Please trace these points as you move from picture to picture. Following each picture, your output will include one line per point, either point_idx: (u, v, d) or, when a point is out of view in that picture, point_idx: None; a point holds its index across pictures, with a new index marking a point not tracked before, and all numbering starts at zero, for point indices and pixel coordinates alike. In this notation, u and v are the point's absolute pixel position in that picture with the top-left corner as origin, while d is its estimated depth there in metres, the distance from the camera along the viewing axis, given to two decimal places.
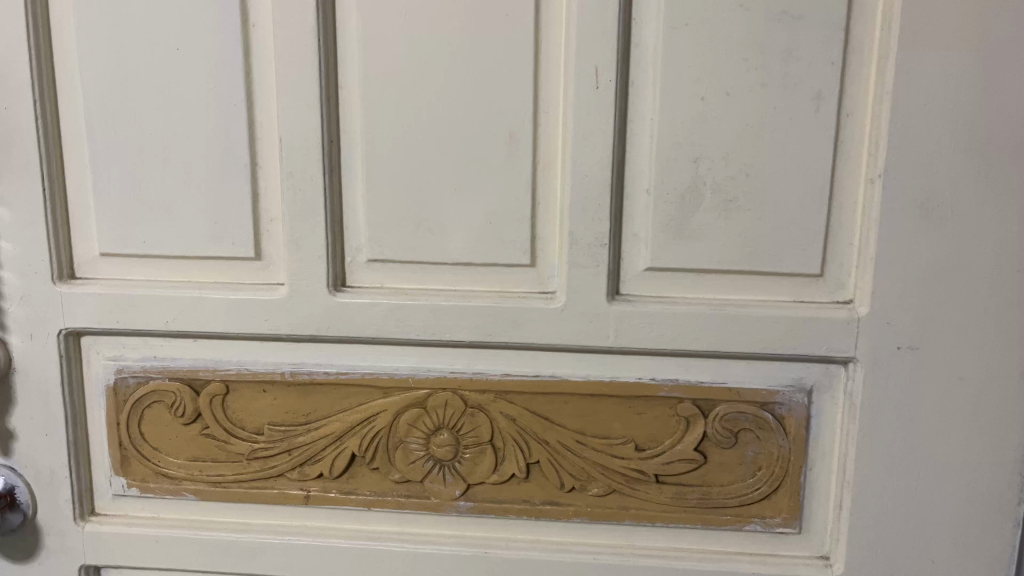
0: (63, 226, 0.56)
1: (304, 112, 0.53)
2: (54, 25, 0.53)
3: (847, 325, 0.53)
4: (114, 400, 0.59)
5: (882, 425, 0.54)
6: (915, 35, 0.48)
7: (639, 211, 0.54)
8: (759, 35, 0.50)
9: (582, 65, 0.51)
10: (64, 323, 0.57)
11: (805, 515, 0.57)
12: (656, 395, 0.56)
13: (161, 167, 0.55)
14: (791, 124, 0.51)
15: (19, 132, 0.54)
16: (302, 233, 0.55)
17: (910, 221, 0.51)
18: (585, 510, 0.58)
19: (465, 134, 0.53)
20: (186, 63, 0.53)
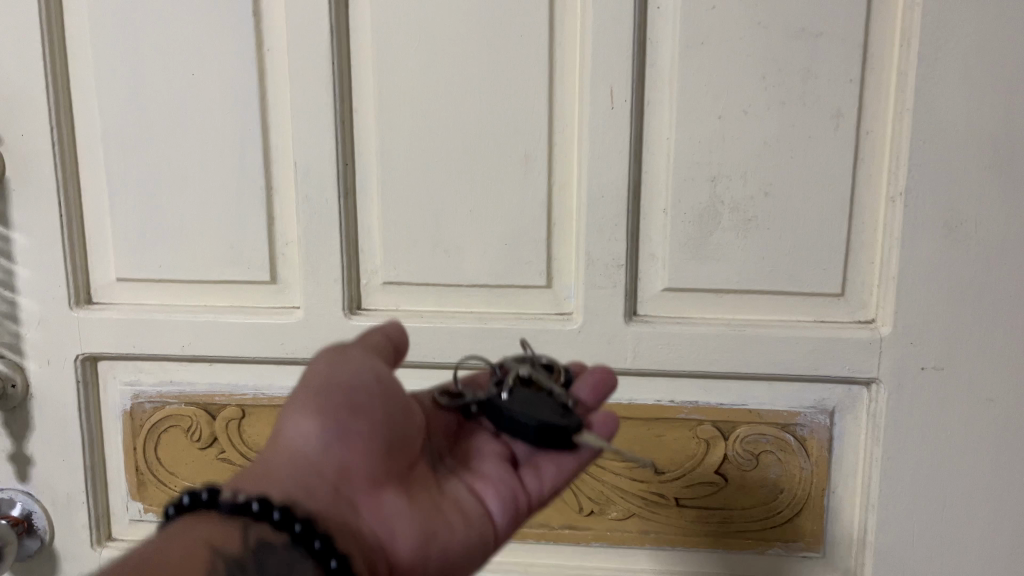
0: (80, 251, 0.57)
1: (318, 135, 0.52)
2: (70, 50, 0.53)
3: (870, 346, 0.52)
4: (130, 424, 0.60)
5: (908, 448, 0.53)
6: (937, 50, 0.47)
7: (656, 231, 0.53)
8: (776, 53, 0.49)
9: (599, 85, 0.50)
10: (81, 348, 0.57)
11: (829, 539, 0.56)
12: (675, 417, 0.55)
13: (178, 192, 0.55)
14: (810, 142, 0.50)
15: (36, 158, 0.54)
16: (317, 257, 0.54)
17: (932, 240, 0.50)
18: (604, 534, 0.58)
19: (481, 156, 0.52)
20: (203, 88, 0.53)
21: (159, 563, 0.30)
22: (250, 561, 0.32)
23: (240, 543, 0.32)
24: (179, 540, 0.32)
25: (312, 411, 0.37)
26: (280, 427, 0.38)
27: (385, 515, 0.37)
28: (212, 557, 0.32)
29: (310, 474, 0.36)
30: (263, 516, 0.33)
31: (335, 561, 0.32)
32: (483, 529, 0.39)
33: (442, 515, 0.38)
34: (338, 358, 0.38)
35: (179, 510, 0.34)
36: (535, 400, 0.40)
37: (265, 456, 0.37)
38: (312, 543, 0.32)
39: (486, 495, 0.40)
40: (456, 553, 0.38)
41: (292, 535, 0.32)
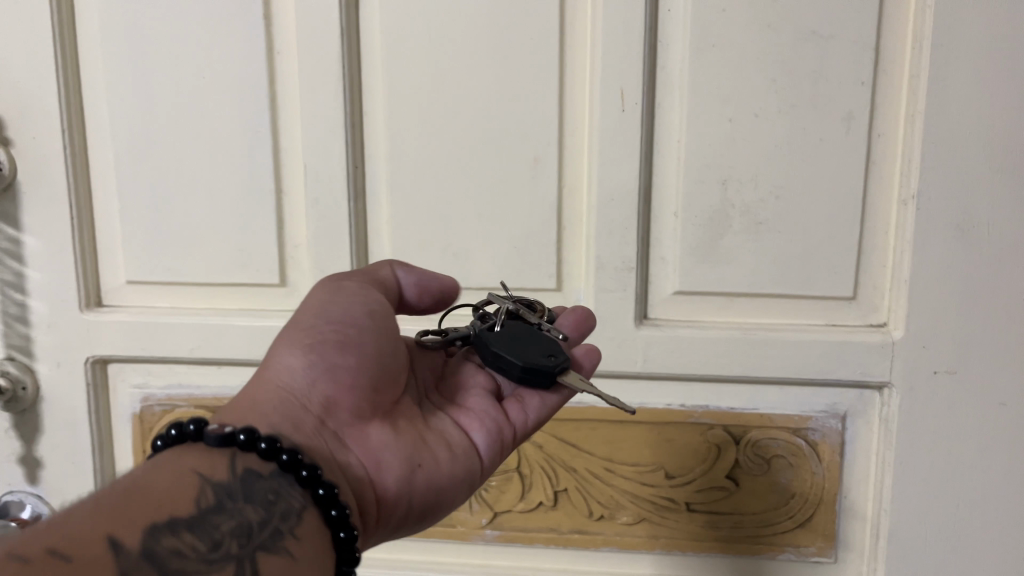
0: (91, 254, 0.57)
1: (328, 138, 0.52)
2: (82, 54, 0.54)
3: (882, 350, 0.51)
4: (140, 428, 0.59)
5: (920, 452, 0.52)
6: (949, 52, 0.47)
7: (666, 234, 0.53)
8: (786, 56, 0.49)
9: (609, 88, 0.50)
10: (91, 351, 0.57)
11: (840, 544, 0.56)
12: (686, 421, 0.55)
13: (188, 194, 0.55)
14: (821, 144, 0.50)
15: (46, 161, 0.54)
16: (327, 260, 0.54)
17: (945, 242, 0.49)
18: (614, 539, 0.58)
19: (491, 159, 0.52)
20: (212, 91, 0.53)
21: (147, 490, 0.28)
22: (239, 489, 0.30)
23: (229, 471, 0.31)
24: (167, 467, 0.30)
25: (298, 345, 0.37)
26: (266, 362, 0.37)
27: (370, 447, 0.36)
28: (201, 484, 0.30)
29: (296, 405, 0.35)
30: (249, 445, 0.32)
31: (322, 490, 0.31)
32: (467, 463, 0.39)
33: (427, 448, 0.38)
34: (329, 295, 0.38)
35: (163, 440, 0.32)
36: (521, 341, 0.40)
37: (250, 387, 0.36)
38: (300, 470, 0.31)
39: (469, 430, 0.40)
40: (441, 486, 0.38)
41: (280, 465, 0.31)
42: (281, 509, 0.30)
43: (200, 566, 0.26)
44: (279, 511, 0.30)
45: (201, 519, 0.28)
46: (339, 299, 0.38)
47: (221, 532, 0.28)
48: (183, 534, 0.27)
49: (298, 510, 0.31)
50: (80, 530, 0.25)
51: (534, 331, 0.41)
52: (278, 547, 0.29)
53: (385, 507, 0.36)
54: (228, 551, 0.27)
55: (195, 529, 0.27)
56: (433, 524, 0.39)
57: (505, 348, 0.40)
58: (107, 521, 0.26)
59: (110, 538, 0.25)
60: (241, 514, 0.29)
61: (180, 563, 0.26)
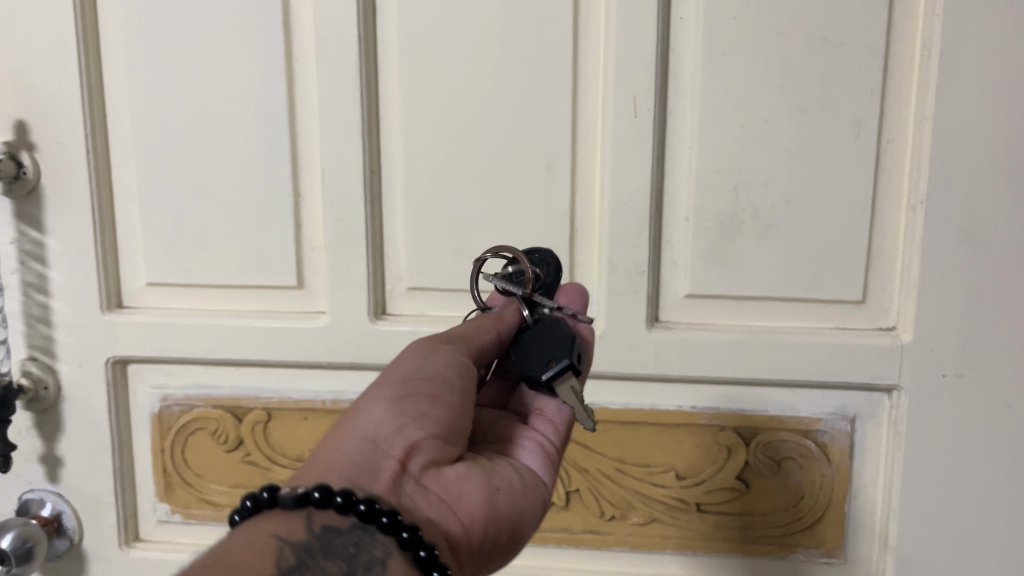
0: (112, 256, 0.58)
1: (345, 143, 0.53)
2: (105, 60, 0.55)
3: (891, 353, 0.52)
4: (158, 427, 0.60)
5: (929, 454, 0.53)
6: (957, 60, 0.48)
7: (678, 238, 0.54)
8: (796, 63, 0.50)
9: (622, 95, 0.51)
10: (112, 351, 0.58)
11: (850, 546, 0.56)
12: (696, 423, 0.56)
13: (208, 197, 0.56)
14: (831, 150, 0.51)
15: (69, 164, 0.55)
16: (343, 263, 0.55)
17: (954, 246, 0.50)
18: (625, 539, 0.58)
19: (505, 164, 0.53)
20: (233, 97, 0.54)
21: (228, 558, 0.29)
22: (317, 545, 0.31)
23: (306, 531, 0.32)
24: (246, 536, 0.31)
25: (376, 397, 0.38)
26: (349, 417, 0.38)
27: (452, 482, 0.36)
28: (280, 545, 0.31)
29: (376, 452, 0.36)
30: (326, 501, 0.32)
31: (406, 532, 0.32)
32: (538, 487, 0.40)
33: (503, 476, 0.38)
34: (423, 347, 0.39)
35: (241, 515, 0.33)
36: (525, 342, 0.39)
37: (332, 445, 0.37)
38: (381, 517, 0.32)
39: (532, 455, 0.41)
40: (521, 514, 0.38)
41: (360, 515, 0.32)
42: (364, 560, 0.31)
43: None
44: (362, 562, 0.31)
45: None
46: (428, 349, 0.38)
47: None
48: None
49: (382, 558, 0.31)
50: None
51: (553, 322, 0.39)
52: None
53: (474, 540, 0.36)
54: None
55: None
56: (518, 553, 0.39)
57: (517, 348, 0.39)
58: None
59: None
60: (324, 569, 0.30)
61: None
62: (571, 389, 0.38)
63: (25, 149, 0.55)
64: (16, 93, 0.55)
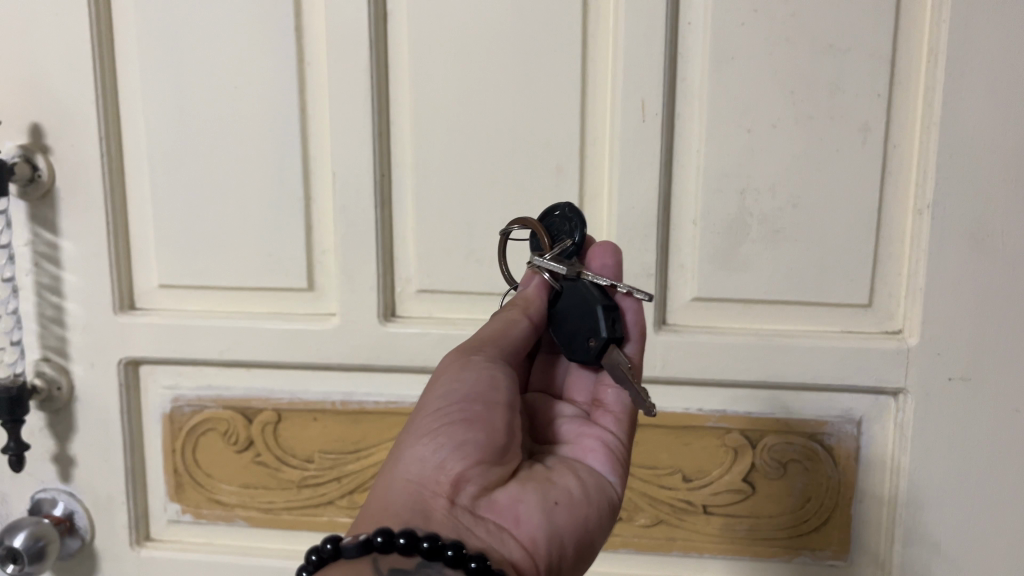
0: (125, 258, 0.58)
1: (355, 147, 0.54)
2: (119, 65, 0.56)
3: (897, 356, 0.52)
4: (169, 427, 0.61)
5: (935, 457, 0.53)
6: (963, 66, 0.48)
7: (685, 242, 0.54)
8: (803, 68, 0.50)
9: (630, 99, 0.52)
10: (124, 352, 0.59)
11: (856, 549, 0.57)
12: (703, 425, 0.56)
13: (220, 200, 0.56)
14: (839, 154, 0.51)
15: (83, 167, 0.56)
16: (353, 265, 0.56)
17: (960, 251, 0.50)
18: (632, 541, 0.59)
19: (514, 167, 0.54)
20: (246, 101, 0.55)
21: None
22: None
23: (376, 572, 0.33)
24: None
25: (415, 437, 0.38)
26: (395, 458, 0.38)
27: (506, 508, 0.37)
28: None
29: (424, 492, 0.36)
30: (389, 545, 0.33)
31: (474, 563, 0.33)
32: (599, 491, 0.40)
33: (560, 487, 0.39)
34: (454, 371, 0.39)
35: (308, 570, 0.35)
36: (568, 321, 0.39)
37: (382, 490, 0.38)
38: (446, 551, 0.33)
39: (588, 458, 0.41)
40: (586, 522, 0.39)
41: (424, 552, 0.33)
42: None
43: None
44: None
45: None
46: (459, 375, 0.39)
47: None
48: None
49: None
50: None
51: (581, 291, 0.39)
52: None
53: (542, 557, 0.37)
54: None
55: None
56: (593, 558, 0.40)
57: (559, 327, 0.40)
58: None
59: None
60: None
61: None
62: (622, 358, 0.37)
63: (40, 152, 0.56)
64: (31, 97, 0.55)
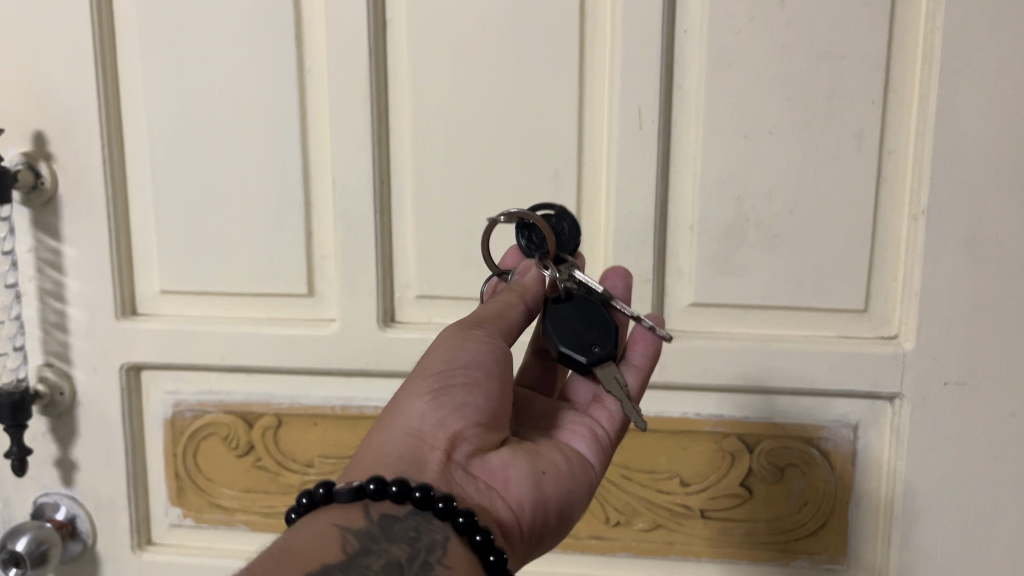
0: (127, 264, 0.59)
1: (355, 154, 0.55)
2: (121, 74, 0.56)
3: (893, 361, 0.53)
4: (171, 432, 0.62)
5: (931, 462, 0.53)
6: (957, 73, 0.49)
7: (682, 247, 0.54)
8: (799, 76, 0.51)
9: (628, 106, 0.52)
10: (126, 357, 0.59)
11: (854, 553, 0.57)
12: (701, 429, 0.56)
13: (221, 206, 0.57)
14: (834, 160, 0.52)
15: (86, 174, 0.57)
16: (353, 270, 0.56)
17: (956, 257, 0.51)
18: (630, 544, 0.59)
19: (512, 174, 0.54)
20: (247, 109, 0.55)
21: (296, 551, 0.32)
22: (380, 532, 0.33)
23: (367, 519, 0.34)
24: (310, 529, 0.33)
25: (415, 393, 0.38)
26: (392, 410, 0.39)
27: (498, 471, 0.38)
28: (343, 534, 0.33)
29: (423, 447, 0.37)
30: (381, 493, 0.34)
31: (463, 518, 0.34)
32: (583, 467, 0.41)
33: (547, 460, 0.40)
34: (455, 340, 0.39)
35: (297, 512, 0.35)
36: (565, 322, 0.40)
37: (378, 439, 0.38)
38: (437, 503, 0.34)
39: (577, 436, 0.42)
40: (568, 495, 0.40)
41: (416, 503, 0.34)
42: (425, 542, 0.33)
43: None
44: (424, 544, 0.33)
45: (351, 563, 0.31)
46: (466, 338, 0.39)
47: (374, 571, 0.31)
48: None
49: (442, 541, 0.33)
50: None
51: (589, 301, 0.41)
52: None
53: (525, 522, 0.38)
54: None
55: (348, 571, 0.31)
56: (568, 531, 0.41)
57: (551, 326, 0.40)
58: None
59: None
60: (389, 553, 0.32)
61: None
62: (614, 376, 0.39)
63: (43, 160, 0.57)
64: (35, 104, 0.56)
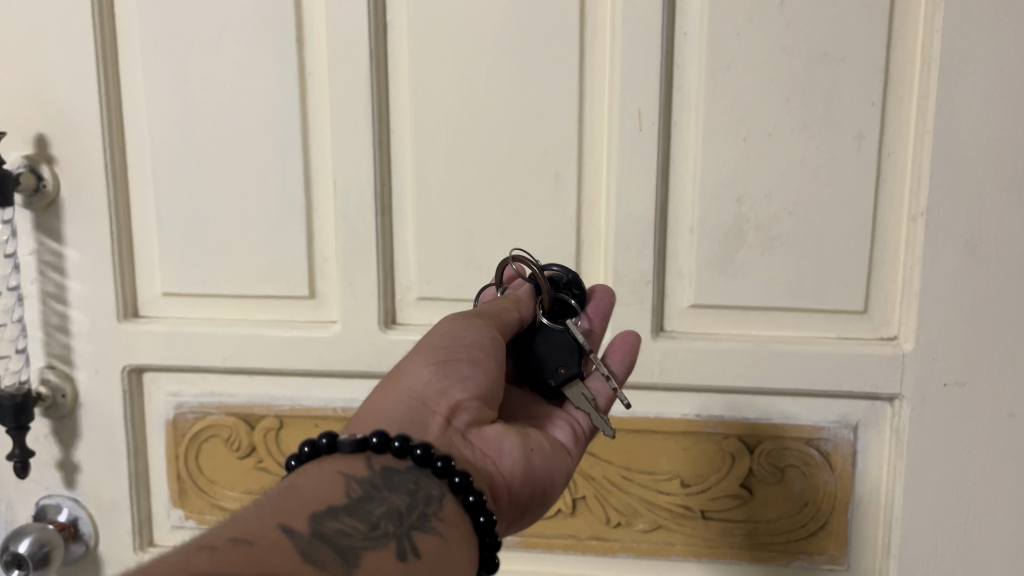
0: (128, 267, 0.59)
1: (356, 156, 0.55)
2: (123, 77, 0.56)
3: (892, 362, 0.53)
4: (172, 434, 0.62)
5: (931, 462, 0.54)
6: (956, 75, 0.49)
7: (682, 248, 0.55)
8: (798, 78, 0.51)
9: (628, 108, 0.52)
10: (128, 359, 0.59)
11: (854, 553, 0.57)
12: (701, 430, 0.56)
13: (222, 209, 0.57)
14: (834, 162, 0.52)
15: (88, 177, 0.57)
16: (354, 272, 0.56)
17: (955, 257, 0.51)
18: (631, 545, 0.59)
19: (512, 176, 0.54)
20: (248, 112, 0.55)
21: (300, 491, 0.31)
22: (381, 481, 0.33)
23: (369, 468, 0.34)
24: (313, 473, 0.33)
25: (418, 362, 0.39)
26: (394, 377, 0.39)
27: (493, 442, 0.38)
28: (346, 479, 0.33)
29: (423, 412, 0.37)
30: (384, 446, 0.34)
31: (459, 478, 0.34)
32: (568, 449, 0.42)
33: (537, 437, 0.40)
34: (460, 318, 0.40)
35: (298, 461, 0.35)
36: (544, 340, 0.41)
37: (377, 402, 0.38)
38: (436, 462, 0.34)
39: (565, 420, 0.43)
40: (554, 474, 0.40)
41: (416, 460, 0.34)
42: (423, 495, 0.33)
43: (365, 543, 0.29)
44: (422, 497, 0.33)
45: (355, 506, 0.31)
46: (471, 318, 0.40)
47: (377, 515, 0.31)
48: (344, 517, 0.30)
49: (438, 496, 0.34)
50: (259, 525, 0.28)
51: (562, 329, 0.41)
52: (428, 526, 0.32)
53: (513, 492, 0.38)
54: (386, 530, 0.30)
55: (352, 513, 0.31)
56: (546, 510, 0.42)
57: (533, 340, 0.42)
58: (273, 516, 0.29)
59: (282, 526, 0.28)
60: (390, 501, 0.32)
61: (348, 541, 0.29)
62: (581, 392, 0.41)
63: (45, 162, 0.57)
64: (37, 107, 0.56)
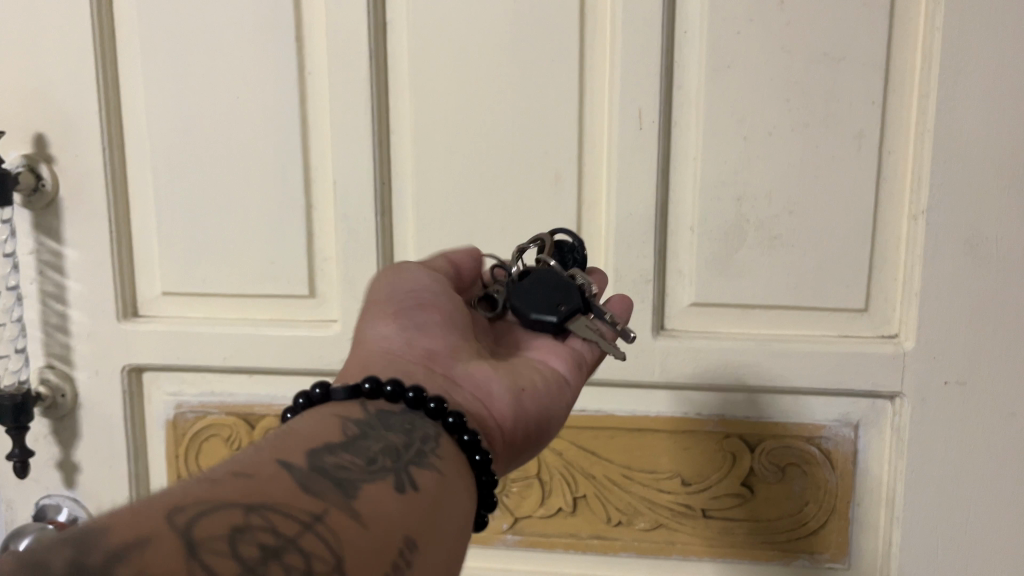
0: (128, 267, 0.59)
1: (356, 156, 0.55)
2: (122, 77, 0.56)
3: (893, 360, 0.53)
4: (173, 434, 0.62)
5: (932, 461, 0.53)
6: (956, 73, 0.49)
7: (683, 247, 0.55)
8: (798, 77, 0.51)
9: (628, 107, 0.52)
10: (128, 359, 0.59)
11: (855, 551, 0.57)
12: (701, 429, 0.56)
13: (222, 209, 0.57)
14: (834, 161, 0.52)
15: (87, 177, 0.57)
16: (355, 272, 0.56)
17: (955, 256, 0.51)
18: (631, 544, 0.59)
19: (513, 175, 0.54)
20: (247, 111, 0.55)
21: (295, 432, 0.30)
22: (377, 423, 0.32)
23: (363, 411, 0.33)
24: (308, 418, 0.32)
25: (379, 319, 0.40)
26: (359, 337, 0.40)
27: (479, 383, 0.38)
28: (342, 422, 0.32)
29: (399, 359, 0.38)
30: (377, 391, 0.34)
31: (452, 418, 0.34)
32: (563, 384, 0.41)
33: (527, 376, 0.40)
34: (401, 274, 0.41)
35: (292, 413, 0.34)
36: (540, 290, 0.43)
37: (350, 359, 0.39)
38: (429, 404, 0.34)
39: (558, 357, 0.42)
40: (549, 410, 0.40)
41: (409, 403, 0.34)
42: (420, 434, 0.33)
43: (364, 476, 0.28)
44: (419, 434, 0.33)
45: (352, 444, 0.30)
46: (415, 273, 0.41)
47: (374, 452, 0.30)
48: (342, 453, 0.29)
49: (434, 435, 0.33)
50: (255, 460, 0.27)
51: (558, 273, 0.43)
52: (426, 462, 0.31)
53: (508, 432, 0.38)
54: (384, 464, 0.30)
55: (349, 450, 0.30)
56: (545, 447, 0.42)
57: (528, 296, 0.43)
58: (270, 452, 0.28)
59: (280, 461, 0.27)
60: (386, 439, 0.31)
61: (348, 474, 0.28)
62: (585, 324, 0.41)
63: (44, 162, 0.57)
64: (36, 107, 0.56)
